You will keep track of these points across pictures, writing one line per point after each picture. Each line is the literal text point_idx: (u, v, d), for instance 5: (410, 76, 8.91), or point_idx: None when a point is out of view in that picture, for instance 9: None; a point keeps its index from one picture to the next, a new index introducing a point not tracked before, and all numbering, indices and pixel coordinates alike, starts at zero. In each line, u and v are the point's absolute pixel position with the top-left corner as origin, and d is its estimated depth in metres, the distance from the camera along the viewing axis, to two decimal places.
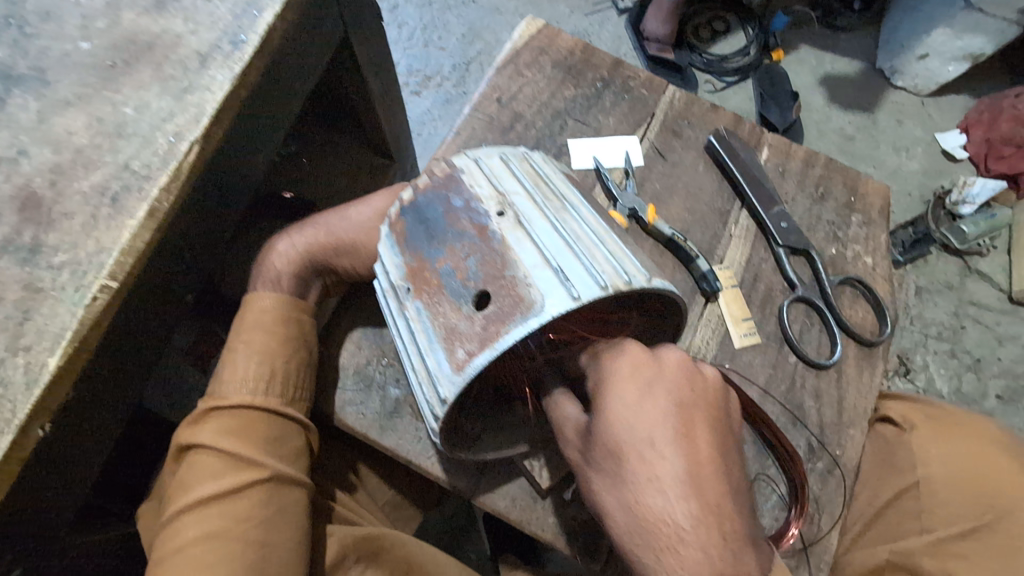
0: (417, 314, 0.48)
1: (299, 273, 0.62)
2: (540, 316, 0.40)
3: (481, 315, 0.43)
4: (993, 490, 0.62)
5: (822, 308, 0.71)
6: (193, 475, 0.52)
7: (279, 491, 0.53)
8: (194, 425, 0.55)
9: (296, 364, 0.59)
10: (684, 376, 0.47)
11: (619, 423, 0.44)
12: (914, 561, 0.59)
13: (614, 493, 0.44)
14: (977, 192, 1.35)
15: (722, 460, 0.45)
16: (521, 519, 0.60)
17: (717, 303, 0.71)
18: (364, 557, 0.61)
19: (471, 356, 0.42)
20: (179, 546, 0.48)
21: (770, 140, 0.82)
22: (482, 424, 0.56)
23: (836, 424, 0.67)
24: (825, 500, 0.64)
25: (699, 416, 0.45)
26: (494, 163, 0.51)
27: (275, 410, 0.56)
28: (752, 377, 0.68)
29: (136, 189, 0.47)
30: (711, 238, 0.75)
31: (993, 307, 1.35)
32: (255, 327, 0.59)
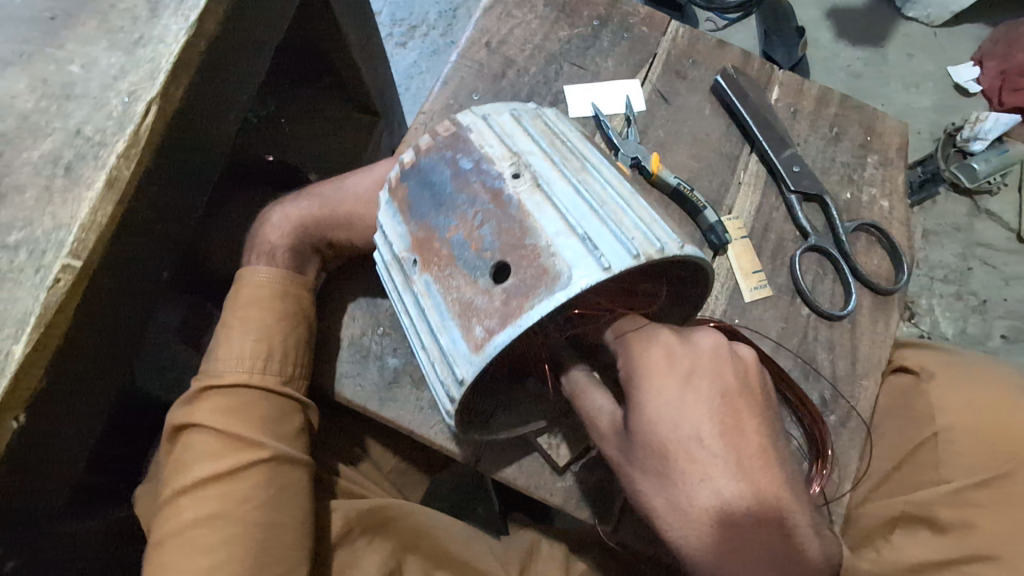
0: (425, 289, 0.43)
1: (295, 245, 0.60)
2: (568, 288, 0.37)
3: (501, 289, 0.39)
4: (1010, 438, 0.60)
5: (837, 257, 0.68)
6: (191, 457, 0.51)
7: (280, 470, 0.52)
8: (188, 405, 0.53)
9: (296, 341, 0.56)
10: (721, 360, 0.44)
11: (663, 421, 0.42)
12: (930, 511, 0.58)
13: (663, 494, 0.42)
14: (990, 127, 1.29)
15: (772, 445, 0.43)
16: (529, 485, 0.59)
17: (726, 255, 0.68)
18: (369, 529, 0.62)
19: (491, 333, 0.38)
20: (176, 530, 0.48)
21: (781, 78, 0.76)
22: (495, 407, 0.54)
23: (850, 375, 0.65)
24: (839, 453, 0.62)
25: (744, 403, 0.43)
26: (505, 121, 0.46)
27: (274, 389, 0.54)
28: (763, 330, 0.66)
29: (91, 158, 0.42)
30: (719, 186, 0.71)
31: (1001, 247, 1.32)
32: (251, 303, 0.57)
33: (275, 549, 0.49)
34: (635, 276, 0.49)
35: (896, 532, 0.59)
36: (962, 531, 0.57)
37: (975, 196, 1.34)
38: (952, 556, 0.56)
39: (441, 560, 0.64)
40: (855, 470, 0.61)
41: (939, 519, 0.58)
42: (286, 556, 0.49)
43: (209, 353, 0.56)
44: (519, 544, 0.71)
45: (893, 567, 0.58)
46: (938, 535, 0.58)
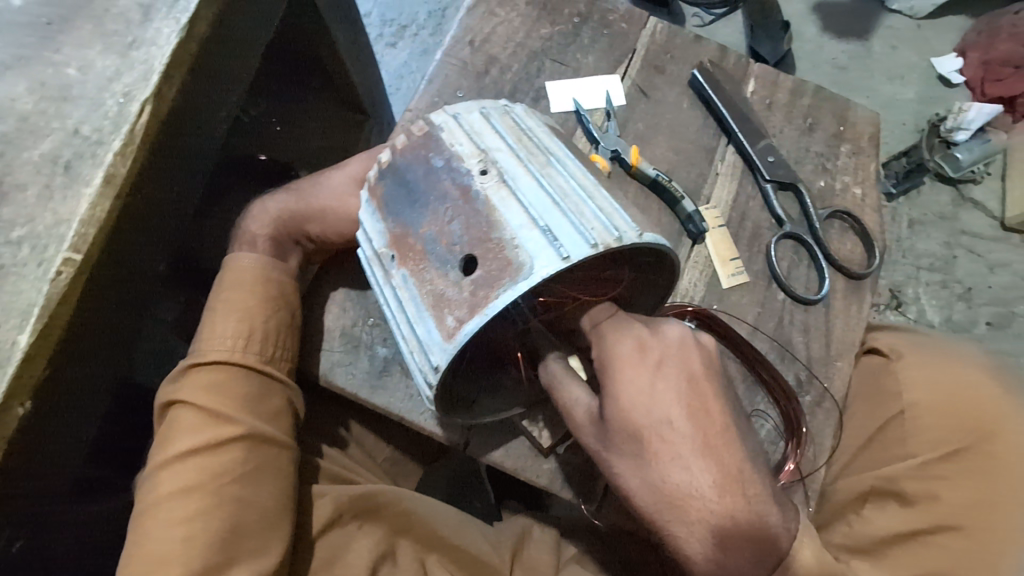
0: (403, 283, 0.44)
1: (278, 236, 0.61)
2: (530, 279, 0.37)
3: (469, 280, 0.39)
4: (976, 414, 0.62)
5: (810, 244, 0.71)
6: (174, 430, 0.53)
7: (258, 448, 0.53)
8: (175, 383, 0.55)
9: (275, 325, 0.57)
10: (690, 348, 0.47)
11: (635, 406, 0.44)
12: (897, 484, 0.61)
13: (638, 475, 0.44)
14: (974, 117, 1.33)
15: (739, 428, 0.46)
16: (515, 467, 0.61)
17: (704, 243, 0.70)
18: (360, 513, 0.64)
19: (461, 322, 0.39)
20: (155, 499, 0.50)
21: (757, 71, 0.78)
22: (478, 390, 0.54)
23: (824, 357, 0.67)
24: (815, 432, 0.65)
25: (711, 387, 0.46)
26: (474, 118, 0.46)
27: (255, 369, 0.56)
28: (741, 315, 0.68)
29: (89, 156, 0.45)
30: (696, 177, 0.73)
31: (984, 235, 1.35)
32: (234, 286, 0.58)
33: (247, 521, 0.51)
34: (606, 263, 0.49)
35: (868, 505, 0.62)
36: (927, 503, 0.60)
37: (959, 184, 1.37)
38: (921, 527, 0.59)
39: (431, 544, 0.66)
40: (829, 447, 0.64)
41: (907, 491, 0.60)
42: (260, 528, 0.51)
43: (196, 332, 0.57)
44: (512, 529, 0.73)
45: (865, 539, 0.60)
46: (906, 508, 0.60)
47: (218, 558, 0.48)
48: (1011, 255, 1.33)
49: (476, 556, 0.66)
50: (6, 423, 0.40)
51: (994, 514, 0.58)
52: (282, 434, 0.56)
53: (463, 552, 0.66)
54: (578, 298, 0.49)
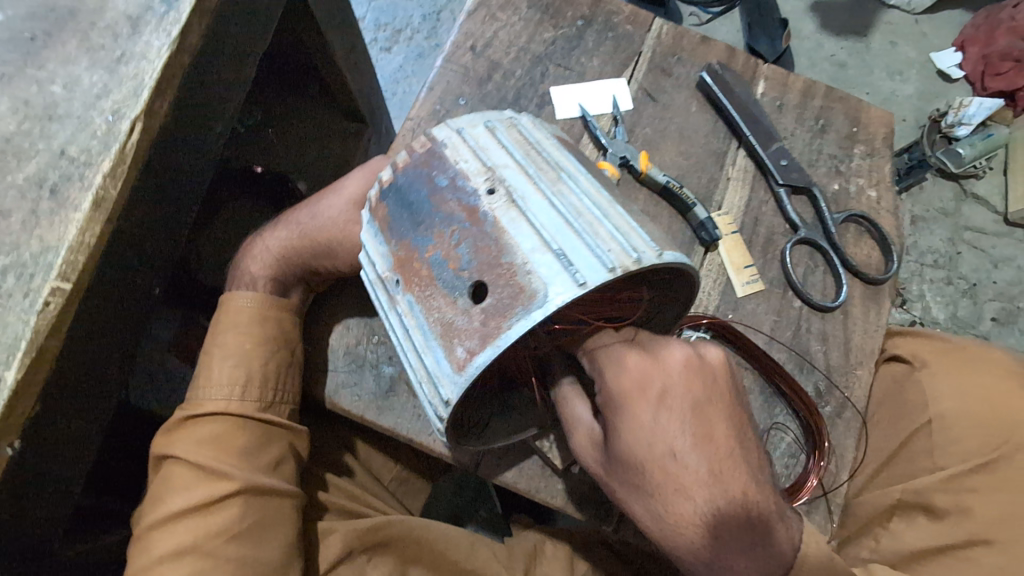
0: (409, 309, 0.41)
1: (277, 276, 0.57)
2: (545, 306, 0.34)
3: (480, 308, 0.37)
4: (1002, 423, 0.61)
5: (826, 248, 0.69)
6: (169, 488, 0.50)
7: (257, 500, 0.50)
8: (170, 434, 0.52)
9: (276, 365, 0.55)
10: (691, 374, 0.44)
11: (639, 441, 0.42)
12: (926, 498, 0.59)
13: (643, 506, 0.43)
14: (974, 112, 1.30)
15: (745, 450, 0.43)
16: (529, 489, 0.59)
17: (717, 251, 0.68)
18: (369, 548, 0.62)
19: (472, 354, 0.36)
20: (154, 562, 0.47)
21: (766, 72, 0.76)
22: (489, 411, 0.51)
23: (844, 365, 0.66)
24: (837, 444, 0.63)
25: (716, 411, 0.43)
26: (479, 132, 0.43)
27: (253, 417, 0.53)
28: (757, 324, 0.66)
29: (77, 178, 0.42)
30: (707, 183, 0.71)
31: (989, 231, 1.33)
32: (235, 329, 0.55)
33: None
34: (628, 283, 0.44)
35: (895, 519, 0.60)
36: (959, 517, 0.58)
37: (961, 180, 1.35)
38: (953, 541, 0.57)
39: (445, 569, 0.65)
40: (851, 459, 0.62)
41: (938, 504, 0.58)
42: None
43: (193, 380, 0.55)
44: (522, 544, 0.70)
45: (894, 554, 0.59)
46: (935, 521, 0.59)
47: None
48: (1015, 250, 1.32)
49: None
50: None
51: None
52: (283, 484, 0.52)
53: None
54: (600, 320, 0.45)
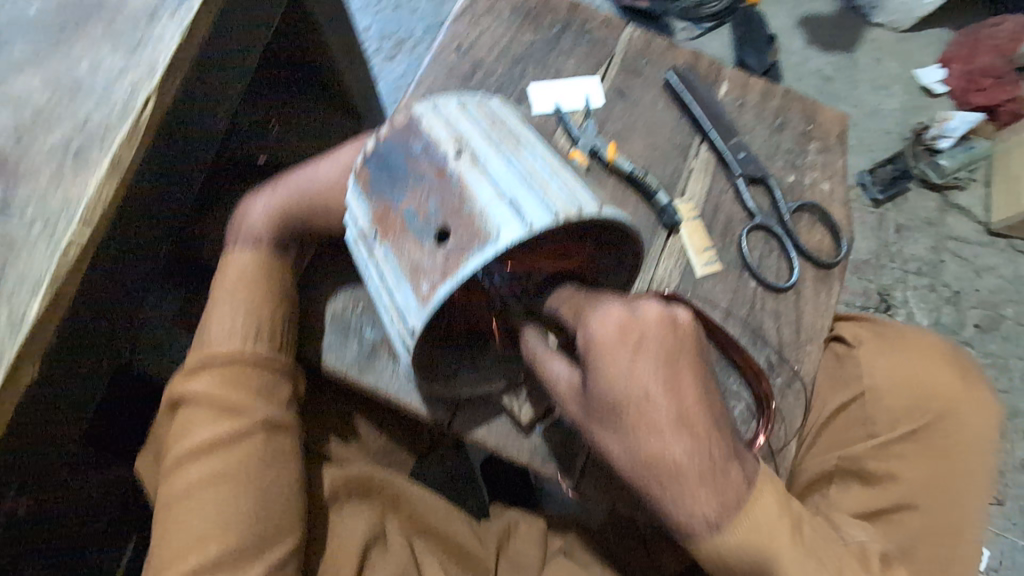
0: (384, 256, 0.47)
1: (277, 232, 0.61)
2: (495, 245, 0.40)
3: (442, 249, 0.42)
4: (922, 402, 0.66)
5: (780, 234, 0.74)
6: (191, 422, 0.55)
7: (276, 434, 0.56)
8: (186, 377, 0.56)
9: (280, 319, 0.60)
10: (667, 329, 0.47)
11: (617, 382, 0.44)
12: (858, 463, 0.65)
13: (618, 442, 0.45)
14: (955, 126, 1.36)
15: (710, 398, 0.47)
16: (498, 445, 0.64)
17: (679, 234, 0.74)
18: (356, 493, 0.68)
19: (434, 288, 0.42)
20: (183, 489, 0.52)
21: (729, 74, 0.83)
22: (458, 363, 0.56)
23: (795, 341, 0.71)
24: (786, 410, 0.68)
25: (685, 362, 0.46)
26: (451, 108, 0.49)
27: (264, 359, 0.57)
28: (714, 301, 0.72)
29: (98, 143, 0.49)
30: (672, 173, 0.77)
31: (972, 241, 1.38)
32: (238, 283, 0.59)
33: (273, 501, 0.53)
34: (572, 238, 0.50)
35: (834, 484, 0.65)
36: (888, 481, 0.64)
37: (945, 191, 1.40)
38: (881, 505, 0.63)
39: (422, 527, 0.71)
40: (798, 427, 0.67)
41: (868, 471, 0.64)
42: (284, 509, 0.54)
43: (201, 330, 0.59)
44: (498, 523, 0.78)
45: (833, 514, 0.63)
46: (866, 487, 0.64)
47: (251, 535, 0.51)
48: (998, 259, 1.37)
49: (463, 547, 0.71)
50: (15, 384, 0.43)
51: (949, 497, 0.62)
52: (292, 420, 0.58)
53: (453, 542, 0.71)
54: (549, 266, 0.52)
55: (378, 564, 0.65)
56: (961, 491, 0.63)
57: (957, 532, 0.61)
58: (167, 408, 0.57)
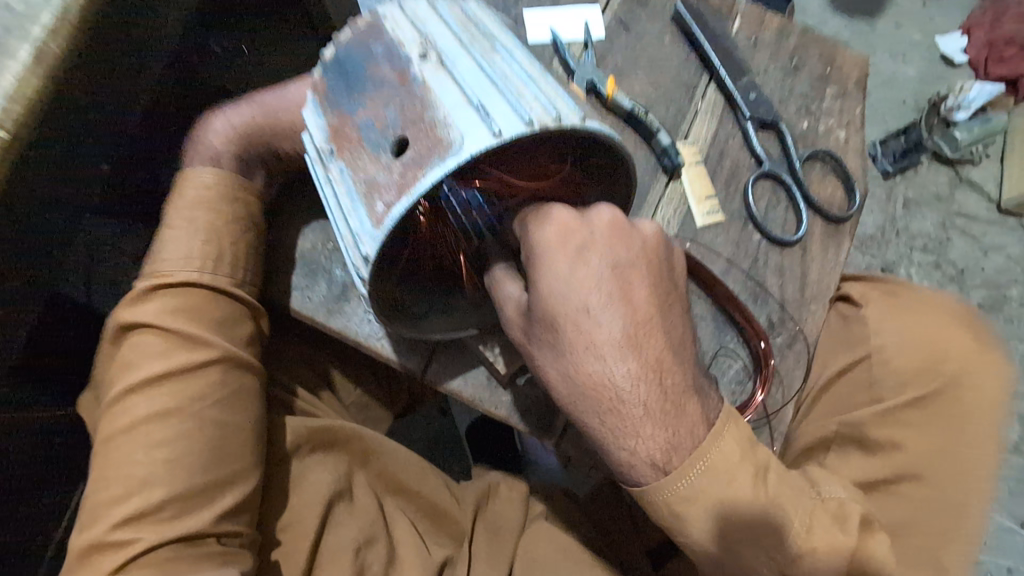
0: (339, 176, 0.41)
1: (241, 153, 0.54)
2: (457, 154, 0.34)
3: (400, 162, 0.37)
4: (932, 366, 0.62)
5: (789, 183, 0.69)
6: (136, 355, 0.49)
7: (236, 371, 0.51)
8: (134, 304, 0.50)
9: (245, 248, 0.53)
10: (618, 237, 0.44)
11: (555, 296, 0.42)
12: (860, 430, 0.60)
13: (556, 365, 0.43)
14: (975, 96, 1.25)
15: (664, 320, 0.44)
16: (474, 397, 0.60)
17: (681, 180, 0.68)
18: (319, 446, 0.64)
19: (389, 207, 0.36)
20: (126, 426, 0.47)
21: (743, 8, 0.75)
22: (428, 305, 0.52)
23: (799, 299, 0.66)
24: (784, 372, 0.63)
25: (636, 275, 0.44)
26: (419, 8, 0.42)
27: (225, 291, 0.52)
28: (715, 251, 0.67)
29: (19, 31, 0.42)
30: (676, 113, 0.71)
31: (981, 218, 1.31)
32: (194, 204, 0.52)
33: (231, 443, 0.49)
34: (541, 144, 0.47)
35: (831, 451, 0.61)
36: (891, 450, 0.59)
37: (957, 166, 1.33)
38: (881, 473, 0.59)
39: (394, 485, 0.68)
40: (796, 389, 0.63)
41: (871, 439, 0.60)
42: (242, 452, 0.50)
43: (152, 253, 0.52)
44: (478, 486, 0.74)
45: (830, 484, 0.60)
46: (868, 454, 0.60)
47: (201, 480, 0.47)
48: (1007, 239, 1.30)
49: (438, 508, 0.69)
50: None
51: (953, 467, 0.59)
52: (254, 360, 0.53)
53: (426, 502, 0.68)
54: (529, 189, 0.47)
55: (342, 521, 0.62)
56: (965, 461, 0.59)
57: (961, 505, 0.58)
58: (108, 337, 0.51)
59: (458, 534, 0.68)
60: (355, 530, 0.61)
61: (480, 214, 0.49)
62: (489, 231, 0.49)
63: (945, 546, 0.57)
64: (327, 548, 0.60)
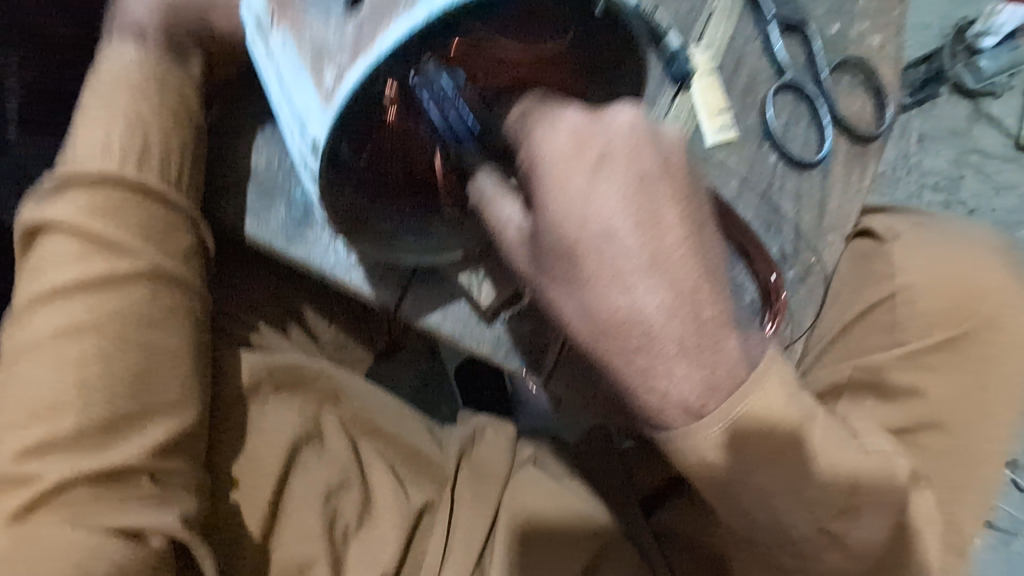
0: (282, 44, 0.37)
1: (169, 29, 0.49)
2: (429, 2, 0.30)
3: (351, 21, 0.33)
4: (970, 304, 0.56)
5: (813, 96, 0.61)
6: (47, 259, 0.43)
7: (166, 291, 0.45)
8: (43, 202, 0.44)
9: (179, 143, 0.47)
10: (642, 141, 0.35)
11: (569, 217, 0.35)
12: (880, 376, 0.56)
13: (573, 301, 0.36)
14: (1005, 21, 0.98)
15: (701, 240, 0.36)
16: (455, 334, 0.54)
17: (689, 94, 0.59)
18: (283, 386, 0.59)
19: (338, 74, 0.33)
20: (34, 342, 0.41)
21: None
22: (398, 225, 0.46)
23: (815, 229, 0.59)
24: (797, 308, 0.58)
25: (667, 187, 0.36)
26: None
27: (153, 191, 0.45)
28: (727, 172, 0.59)
29: None
30: (687, 12, 0.60)
31: (996, 155, 1.11)
32: (114, 91, 0.46)
33: (166, 367, 0.44)
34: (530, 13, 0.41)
35: (843, 398, 0.56)
36: (909, 396, 0.55)
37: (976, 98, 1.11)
38: (897, 423, 0.54)
39: (367, 426, 0.63)
40: (808, 327, 0.58)
41: (890, 384, 0.55)
42: (178, 381, 0.45)
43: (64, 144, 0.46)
44: (463, 431, 0.68)
45: None
46: (883, 401, 0.56)
47: (124, 409, 0.42)
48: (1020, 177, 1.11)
49: (416, 451, 0.64)
50: None
51: (981, 418, 0.54)
52: (195, 277, 0.47)
53: (405, 444, 0.64)
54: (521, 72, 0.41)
55: (312, 466, 0.58)
56: (995, 412, 0.53)
57: (977, 454, 0.53)
58: (18, 244, 0.45)
59: (441, 478, 0.63)
60: (326, 475, 0.58)
61: (456, 108, 0.38)
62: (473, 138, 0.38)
63: (960, 496, 0.52)
64: (293, 497, 0.56)
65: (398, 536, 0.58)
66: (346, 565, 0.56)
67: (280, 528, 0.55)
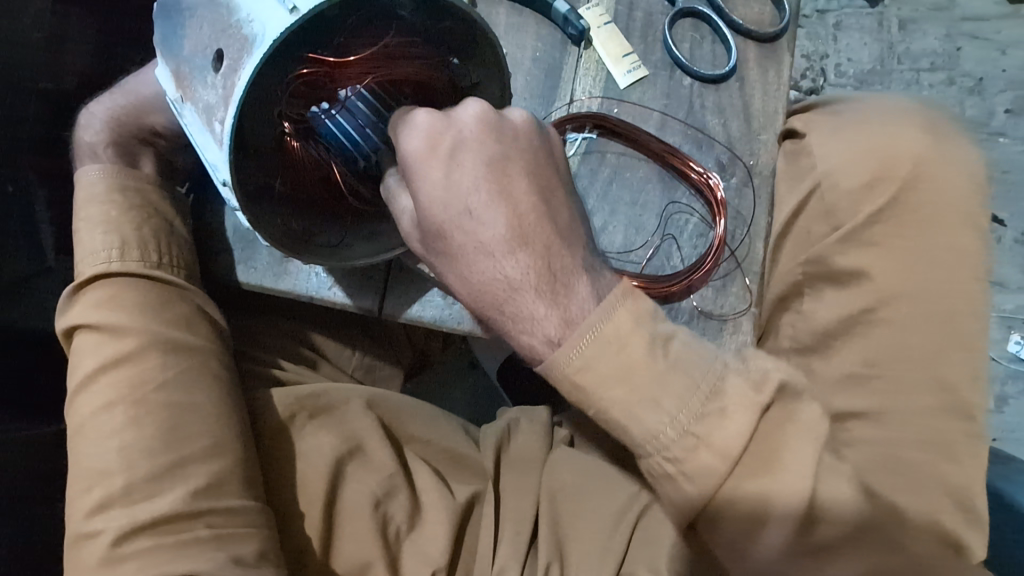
0: (187, 112, 0.46)
1: (117, 141, 0.59)
2: (268, 39, 0.39)
3: (220, 76, 0.42)
4: (886, 171, 0.58)
5: (709, 15, 0.64)
6: (79, 355, 0.54)
7: (173, 351, 0.54)
8: (67, 310, 0.55)
9: (151, 233, 0.57)
10: (487, 130, 0.41)
11: (432, 203, 0.41)
12: (826, 262, 0.58)
13: (453, 272, 0.42)
14: None
15: (547, 203, 0.41)
16: (435, 318, 0.59)
17: (592, 47, 0.64)
18: (316, 413, 0.65)
19: (222, 121, 0.41)
20: (85, 420, 0.52)
21: None
22: (346, 233, 0.51)
23: (745, 134, 0.62)
24: (745, 211, 0.60)
25: (514, 164, 0.41)
26: None
27: (141, 275, 0.55)
28: (646, 108, 0.63)
29: None
30: None
31: (990, 16, 1.02)
32: (100, 205, 0.56)
33: (185, 419, 0.52)
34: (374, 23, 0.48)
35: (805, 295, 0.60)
36: (857, 279, 0.57)
37: None
38: (859, 306, 0.56)
39: (402, 435, 0.68)
40: (763, 227, 0.60)
41: (836, 268, 0.58)
42: (202, 427, 0.52)
43: None
44: (497, 427, 0.72)
45: (809, 335, 0.58)
46: (839, 287, 0.58)
47: (164, 461, 0.50)
48: None
49: (456, 451, 0.68)
50: None
51: (941, 275, 0.56)
52: (195, 336, 0.56)
53: (441, 447, 0.68)
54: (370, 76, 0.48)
55: (358, 477, 0.62)
56: (947, 267, 0.56)
57: (951, 315, 0.55)
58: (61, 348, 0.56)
59: (483, 472, 0.67)
60: (372, 484, 0.61)
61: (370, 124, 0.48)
62: (383, 141, 0.47)
63: (944, 358, 0.54)
64: (343, 507, 0.60)
65: (445, 536, 0.61)
66: (402, 565, 0.60)
67: (338, 537, 0.60)
